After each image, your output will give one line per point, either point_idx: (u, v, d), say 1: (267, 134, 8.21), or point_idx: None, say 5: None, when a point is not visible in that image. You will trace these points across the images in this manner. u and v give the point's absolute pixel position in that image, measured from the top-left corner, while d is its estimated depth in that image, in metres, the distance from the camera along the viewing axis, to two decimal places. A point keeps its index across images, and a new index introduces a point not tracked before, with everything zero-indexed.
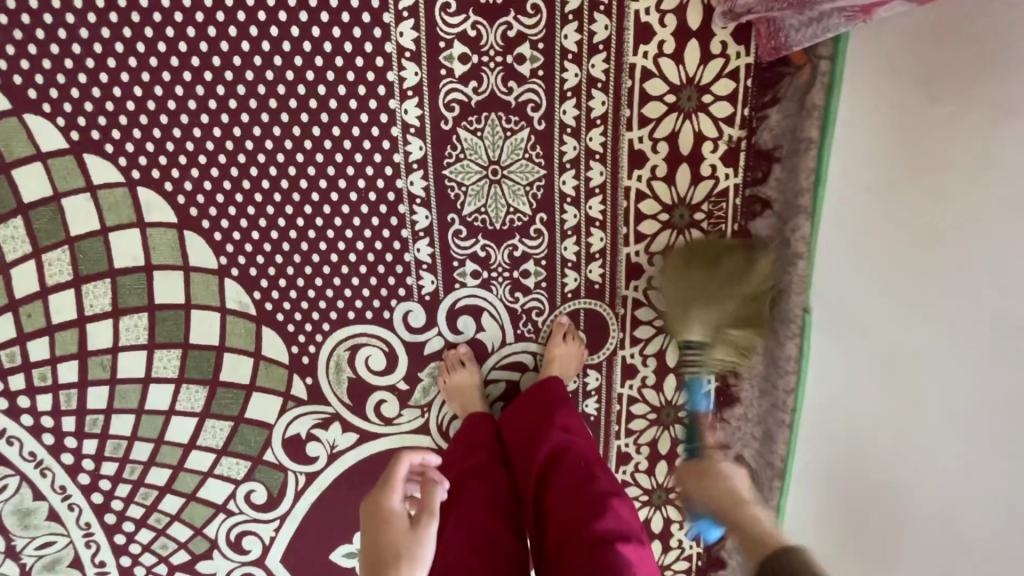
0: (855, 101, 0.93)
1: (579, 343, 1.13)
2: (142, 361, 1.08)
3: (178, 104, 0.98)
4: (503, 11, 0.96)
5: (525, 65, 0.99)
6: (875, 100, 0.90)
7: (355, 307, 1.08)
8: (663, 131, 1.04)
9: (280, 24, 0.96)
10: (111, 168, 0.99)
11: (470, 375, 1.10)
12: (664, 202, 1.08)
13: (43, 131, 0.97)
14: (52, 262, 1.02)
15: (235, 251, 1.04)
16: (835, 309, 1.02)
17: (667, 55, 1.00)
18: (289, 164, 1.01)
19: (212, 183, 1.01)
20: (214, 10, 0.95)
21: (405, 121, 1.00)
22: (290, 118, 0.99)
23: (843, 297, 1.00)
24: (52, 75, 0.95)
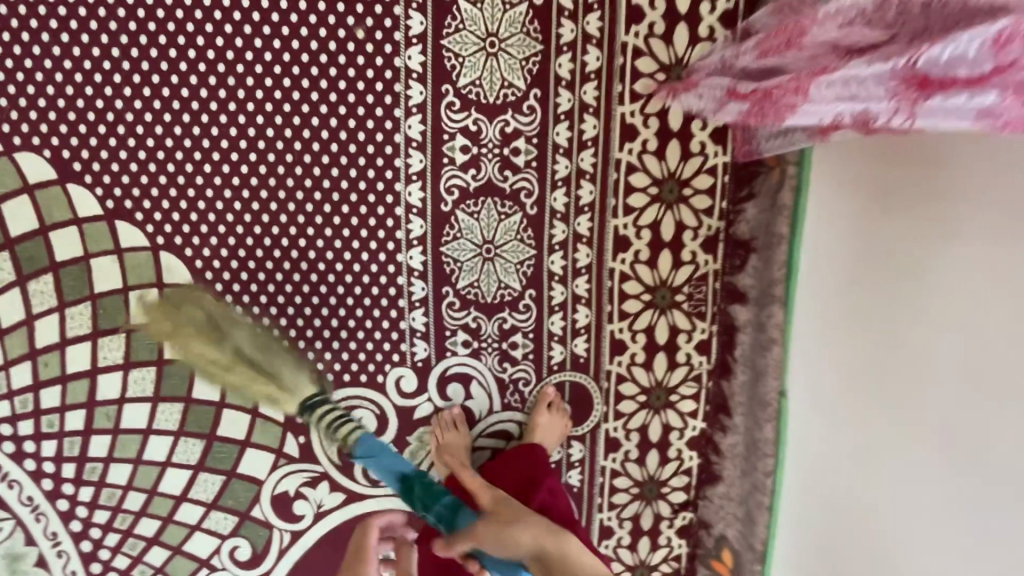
0: (823, 203, 0.99)
1: (564, 413, 1.16)
2: (146, 413, 1.13)
3: (205, 179, 1.08)
4: (502, 110, 1.07)
5: (520, 157, 1.09)
6: (840, 203, 0.96)
7: (351, 369, 1.14)
8: (646, 219, 1.13)
9: (303, 115, 1.07)
10: (139, 235, 1.08)
11: (460, 438, 1.13)
12: (646, 283, 1.15)
13: (82, 199, 1.07)
14: (73, 316, 1.10)
15: (243, 312, 1.12)
16: (809, 397, 1.04)
17: (651, 152, 1.10)
18: (300, 236, 1.10)
19: (228, 250, 1.10)
20: (245, 101, 1.06)
21: (409, 202, 1.09)
22: (304, 196, 1.09)
23: (818, 385, 1.02)
24: (96, 150, 1.06)
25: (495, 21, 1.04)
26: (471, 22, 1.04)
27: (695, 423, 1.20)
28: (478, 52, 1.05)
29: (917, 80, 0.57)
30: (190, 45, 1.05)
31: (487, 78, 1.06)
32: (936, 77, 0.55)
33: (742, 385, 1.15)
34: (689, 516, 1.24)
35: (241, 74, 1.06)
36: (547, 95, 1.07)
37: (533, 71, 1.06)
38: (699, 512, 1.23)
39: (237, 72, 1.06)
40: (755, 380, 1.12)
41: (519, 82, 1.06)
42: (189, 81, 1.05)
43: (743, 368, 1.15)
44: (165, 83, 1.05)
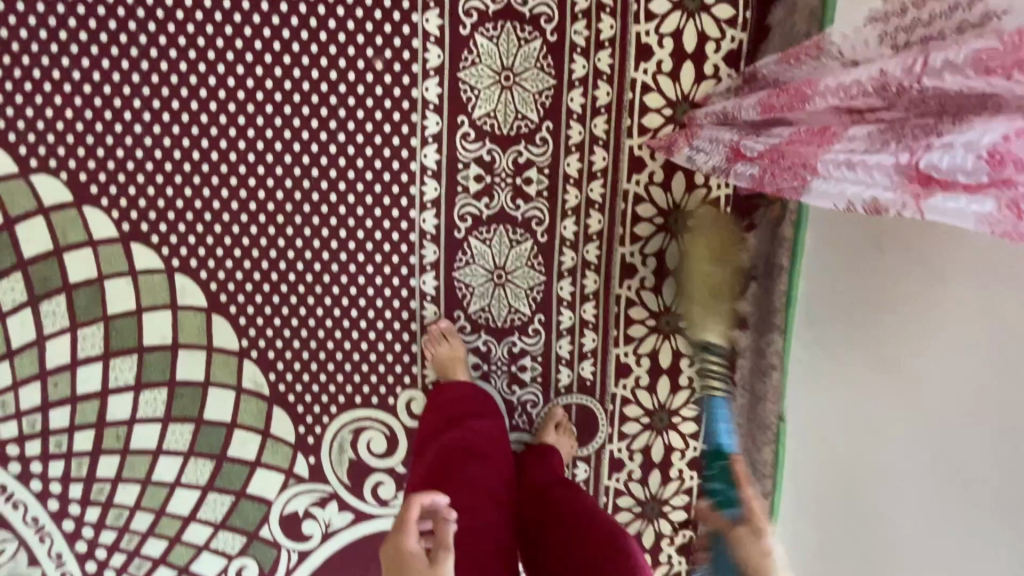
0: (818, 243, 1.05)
1: (571, 434, 1.19)
2: (156, 434, 1.14)
3: (222, 204, 1.09)
4: (515, 141, 1.10)
5: (532, 186, 1.12)
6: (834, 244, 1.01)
7: (362, 391, 1.16)
8: (652, 248, 1.17)
9: (321, 142, 1.08)
10: (153, 257, 1.09)
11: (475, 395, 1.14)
12: (651, 309, 1.19)
13: (97, 221, 1.07)
14: (85, 338, 1.10)
15: (256, 334, 1.13)
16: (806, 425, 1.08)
17: (657, 184, 1.14)
18: (315, 260, 1.11)
19: (243, 273, 1.11)
20: (264, 127, 1.08)
21: (423, 228, 1.12)
22: (319, 221, 1.10)
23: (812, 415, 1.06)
24: (114, 174, 1.06)
25: (510, 55, 1.08)
26: (487, 56, 1.07)
27: (697, 444, 1.24)
28: (493, 85, 1.08)
29: (920, 175, 0.59)
30: (209, 71, 1.06)
31: (501, 110, 1.09)
32: (937, 177, 0.57)
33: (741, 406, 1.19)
34: (689, 534, 1.26)
35: (261, 102, 1.07)
36: (559, 127, 1.11)
37: (546, 104, 1.10)
38: (700, 530, 1.25)
39: (257, 99, 1.07)
40: (755, 404, 1.17)
41: (533, 114, 1.10)
42: (208, 108, 1.06)
43: (741, 392, 1.19)
44: (184, 109, 1.06)
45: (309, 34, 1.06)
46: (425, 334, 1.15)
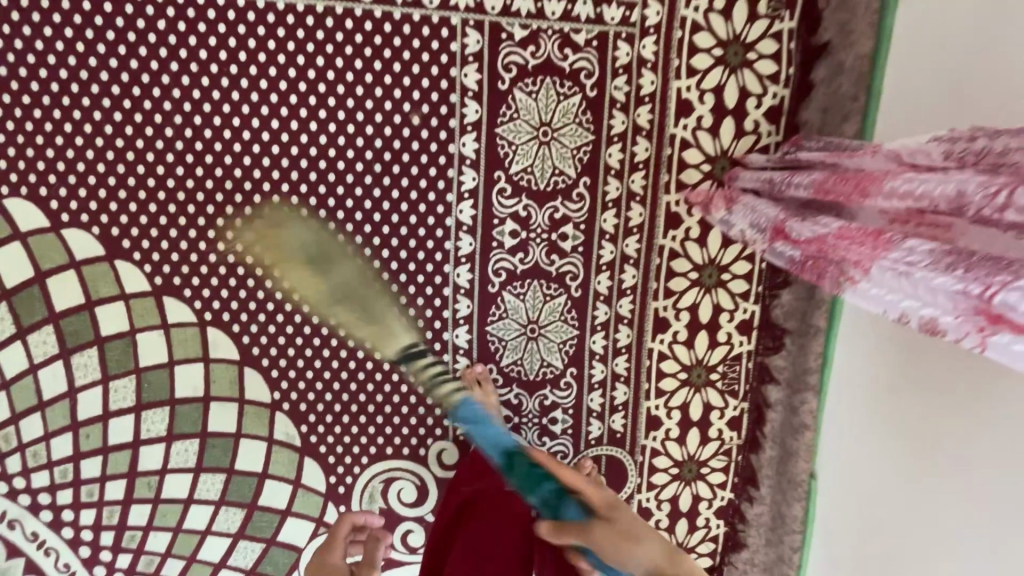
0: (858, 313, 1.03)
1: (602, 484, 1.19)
2: (187, 483, 1.14)
3: (256, 258, 1.07)
4: (552, 196, 1.09)
5: (567, 242, 1.11)
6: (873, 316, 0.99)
7: (394, 442, 1.16)
8: (685, 302, 1.16)
9: (356, 197, 1.06)
10: (186, 311, 1.08)
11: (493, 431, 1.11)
12: (682, 362, 1.18)
13: (129, 275, 1.06)
14: (117, 389, 1.09)
15: (288, 387, 1.12)
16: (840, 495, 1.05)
17: (693, 240, 1.13)
18: (349, 313, 1.11)
19: (276, 326, 1.10)
20: (298, 183, 1.05)
21: (457, 283, 1.11)
22: (354, 275, 1.09)
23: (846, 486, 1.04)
24: (146, 228, 1.05)
25: (549, 110, 1.06)
26: (525, 111, 1.06)
27: (724, 493, 1.24)
28: (531, 140, 1.07)
29: (991, 312, 0.58)
30: (244, 125, 1.03)
31: (538, 166, 1.08)
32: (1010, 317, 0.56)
33: (772, 458, 1.20)
34: None
35: (296, 156, 1.04)
36: (596, 183, 1.09)
37: (583, 159, 1.08)
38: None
39: (291, 153, 1.04)
40: (785, 459, 1.17)
41: (570, 170, 1.08)
42: (242, 162, 1.04)
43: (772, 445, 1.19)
44: (218, 163, 1.04)
45: (346, 88, 1.03)
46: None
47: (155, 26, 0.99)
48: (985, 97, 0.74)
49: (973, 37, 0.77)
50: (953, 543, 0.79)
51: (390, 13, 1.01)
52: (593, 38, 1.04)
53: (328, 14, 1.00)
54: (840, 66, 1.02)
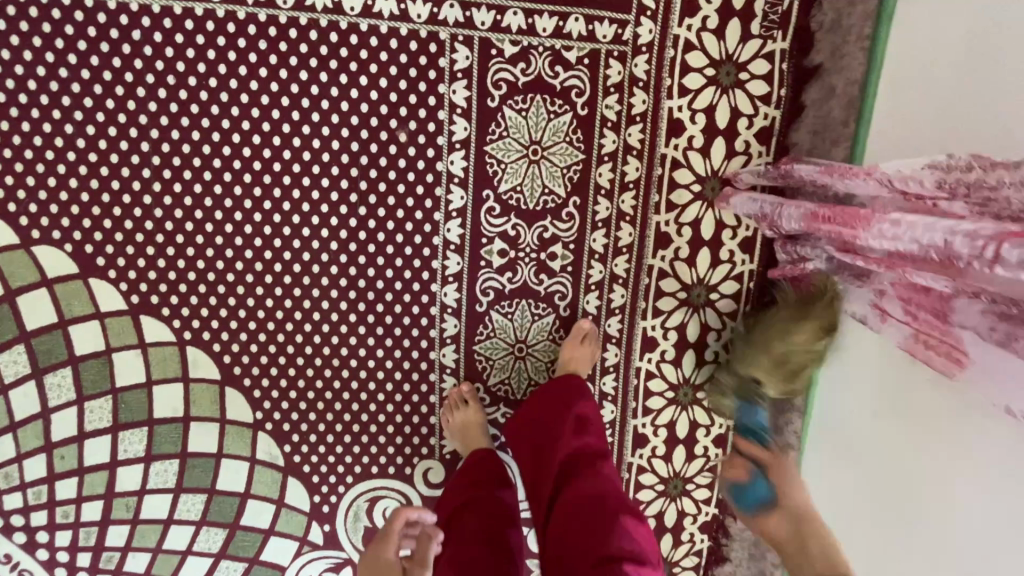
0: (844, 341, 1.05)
1: None
2: (167, 504, 1.11)
3: (236, 276, 1.04)
4: (541, 216, 1.07)
5: (556, 261, 1.10)
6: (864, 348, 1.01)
7: (379, 462, 1.14)
8: (673, 321, 1.16)
9: (340, 214, 1.04)
10: (165, 330, 1.04)
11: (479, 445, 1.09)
12: (670, 381, 1.18)
13: (104, 294, 1.02)
14: (93, 410, 1.06)
15: (271, 407, 1.10)
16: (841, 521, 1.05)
17: (682, 260, 1.13)
18: (333, 333, 1.08)
19: (258, 345, 1.07)
20: (281, 200, 1.02)
21: (444, 302, 1.09)
22: (338, 293, 1.07)
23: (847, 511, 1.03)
24: (122, 245, 1.01)
25: (539, 128, 1.04)
26: (515, 129, 1.04)
27: (709, 508, 1.25)
28: (521, 159, 1.05)
29: None
30: (224, 140, 1.00)
31: (528, 185, 1.06)
32: None
33: None
34: None
35: (278, 173, 1.01)
36: (586, 203, 1.08)
37: (573, 179, 1.07)
38: None
39: (273, 169, 1.01)
40: None
41: (560, 189, 1.07)
42: (222, 179, 1.01)
43: None
44: (197, 179, 1.00)
45: (330, 103, 1.00)
46: (443, 405, 1.13)
47: (130, 36, 0.96)
48: (982, 138, 0.74)
49: (959, 78, 0.78)
50: (937, 510, 0.85)
51: (376, 26, 0.98)
52: (585, 56, 1.02)
53: (312, 27, 0.97)
54: (830, 90, 1.02)
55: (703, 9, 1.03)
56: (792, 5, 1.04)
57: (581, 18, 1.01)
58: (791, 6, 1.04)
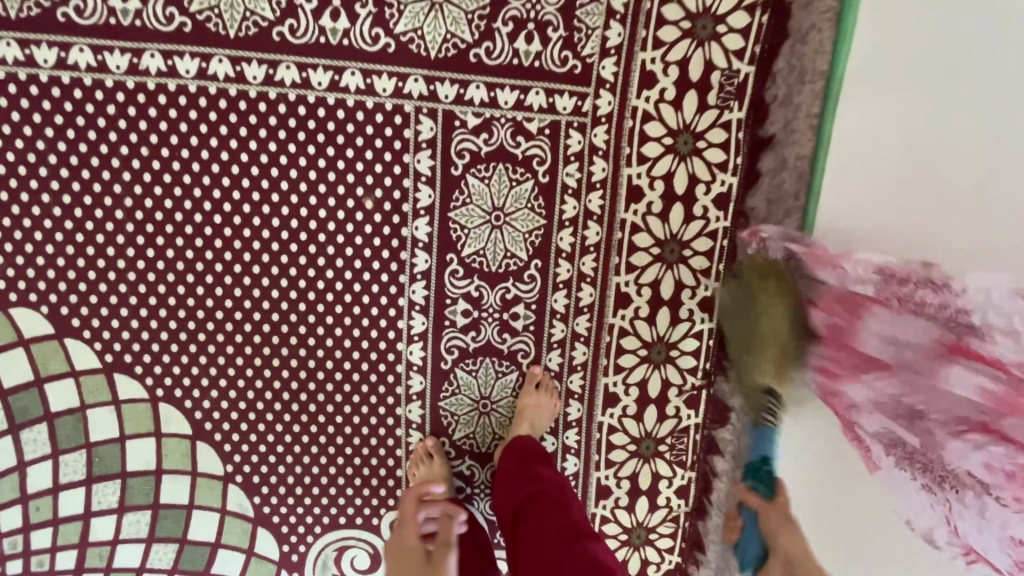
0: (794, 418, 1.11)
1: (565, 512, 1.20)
2: (139, 552, 1.14)
3: (207, 336, 1.07)
4: (503, 278, 1.11)
5: (519, 321, 1.13)
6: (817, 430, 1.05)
7: (347, 513, 1.17)
8: (635, 378, 1.18)
9: (308, 278, 1.07)
10: (138, 387, 1.08)
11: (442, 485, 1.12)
12: (632, 434, 1.21)
13: (80, 353, 1.06)
14: (68, 463, 1.09)
15: (241, 460, 1.13)
16: None
17: (642, 318, 1.16)
18: (302, 389, 1.11)
19: (229, 402, 1.10)
20: (251, 264, 1.06)
21: (410, 359, 1.12)
22: (307, 352, 1.10)
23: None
24: (96, 307, 1.04)
25: (501, 196, 1.08)
26: (478, 196, 1.07)
27: (672, 558, 1.27)
28: (484, 224, 1.08)
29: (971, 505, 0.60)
30: (195, 207, 1.03)
31: (491, 248, 1.09)
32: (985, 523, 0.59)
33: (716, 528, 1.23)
34: None
35: (248, 238, 1.05)
36: (548, 265, 1.11)
37: (535, 243, 1.10)
38: None
39: (243, 235, 1.04)
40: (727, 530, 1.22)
41: (521, 253, 1.10)
42: (194, 244, 1.04)
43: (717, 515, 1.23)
44: (170, 244, 1.04)
45: (299, 172, 1.03)
46: (409, 458, 1.16)
47: (105, 110, 0.98)
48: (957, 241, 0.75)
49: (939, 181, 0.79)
50: None
51: (343, 99, 1.02)
52: (545, 126, 1.06)
53: (281, 100, 1.01)
54: (783, 162, 1.05)
55: (660, 81, 1.07)
56: (747, 79, 1.07)
57: (542, 91, 1.05)
58: (747, 79, 1.07)
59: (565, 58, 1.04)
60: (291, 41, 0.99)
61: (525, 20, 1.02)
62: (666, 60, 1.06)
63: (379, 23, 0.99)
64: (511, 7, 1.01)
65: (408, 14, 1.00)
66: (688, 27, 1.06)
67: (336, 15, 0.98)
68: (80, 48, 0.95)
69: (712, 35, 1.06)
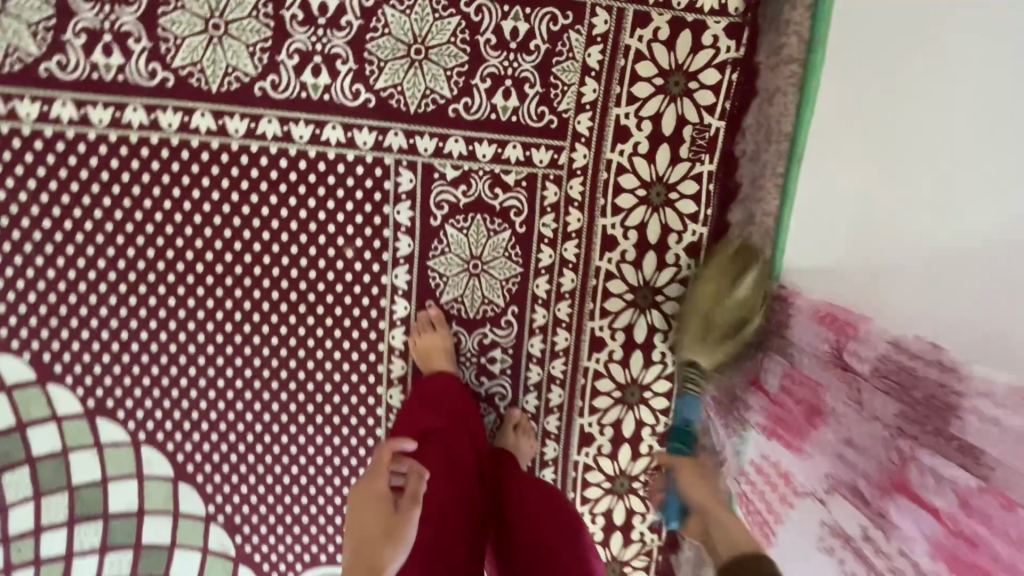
0: None
1: (527, 437, 1.16)
2: None
3: (189, 380, 1.09)
4: (481, 323, 1.14)
5: (496, 364, 1.16)
6: None
7: (327, 550, 1.19)
8: (610, 418, 1.22)
9: (290, 324, 1.09)
10: (120, 431, 1.09)
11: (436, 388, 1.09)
12: (607, 472, 1.24)
13: (62, 399, 1.07)
14: (50, 505, 1.10)
15: (223, 500, 1.15)
16: None
17: (616, 361, 1.19)
18: (282, 432, 1.13)
19: (210, 444, 1.12)
20: (233, 310, 1.07)
21: (390, 403, 1.15)
22: (288, 396, 1.12)
23: None
24: (78, 353, 1.05)
25: (479, 245, 1.11)
26: (456, 246, 1.10)
27: None
28: (462, 272, 1.11)
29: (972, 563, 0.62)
30: (177, 256, 1.04)
31: (469, 295, 1.13)
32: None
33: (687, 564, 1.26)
34: None
35: (230, 286, 1.07)
36: (524, 311, 1.14)
37: (512, 290, 1.13)
38: None
39: (225, 283, 1.06)
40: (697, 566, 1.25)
41: (498, 299, 1.13)
42: (176, 291, 1.06)
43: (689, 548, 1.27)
44: (152, 292, 1.05)
45: (280, 223, 1.05)
46: None
47: (88, 162, 0.99)
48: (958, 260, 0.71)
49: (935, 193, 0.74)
50: None
51: (324, 152, 1.04)
52: (522, 179, 1.09)
53: (263, 153, 1.02)
54: (751, 215, 1.10)
55: (634, 135, 1.10)
56: (718, 132, 1.11)
57: (519, 145, 1.07)
58: (717, 133, 1.11)
59: (541, 113, 1.07)
60: (273, 96, 1.01)
61: (502, 77, 1.05)
62: (639, 115, 1.10)
63: (360, 79, 1.02)
64: (489, 64, 1.04)
65: (388, 70, 1.02)
66: (661, 83, 1.09)
67: (317, 70, 1.00)
68: (62, 102, 0.96)
69: (684, 91, 1.09)
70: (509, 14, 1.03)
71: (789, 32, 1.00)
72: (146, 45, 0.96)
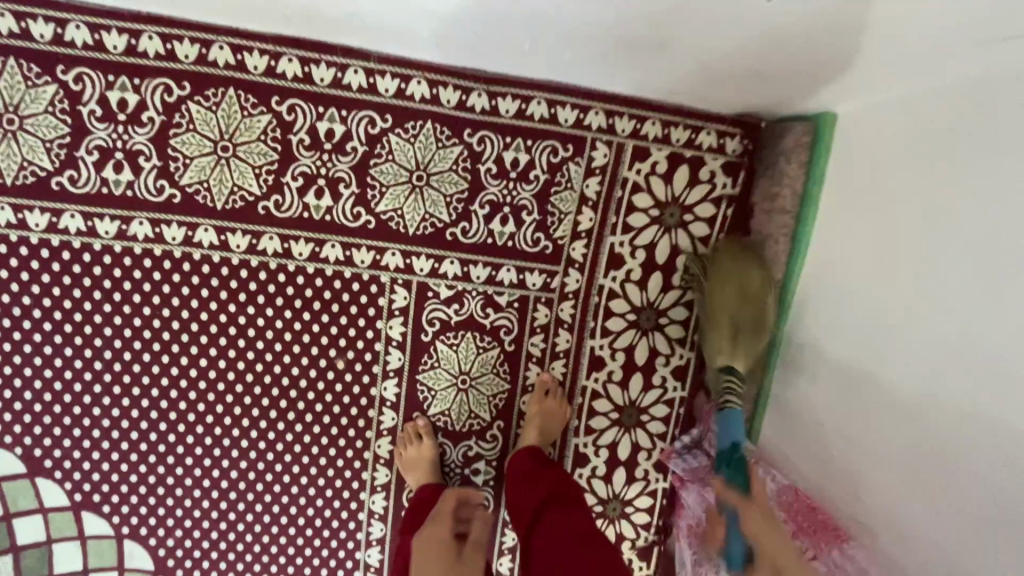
0: None
1: (558, 402, 1.13)
2: None
3: (176, 479, 1.10)
4: (466, 435, 1.15)
5: (479, 475, 1.17)
6: None
7: None
8: None
9: (278, 430, 1.11)
10: (104, 525, 1.10)
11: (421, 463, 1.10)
12: None
13: (50, 492, 1.08)
14: None
15: None
16: None
17: (599, 477, 1.20)
18: (264, 531, 1.14)
19: (192, 540, 1.13)
20: (223, 414, 1.09)
21: (372, 508, 1.16)
22: (271, 497, 1.13)
23: None
24: (69, 449, 1.07)
25: (468, 361, 1.12)
26: (446, 361, 1.12)
27: None
28: (450, 386, 1.13)
29: None
30: (173, 361, 1.06)
31: (456, 408, 1.14)
32: None
33: None
34: None
35: (221, 391, 1.08)
36: (510, 425, 1.15)
37: (499, 406, 1.14)
38: None
39: (218, 388, 1.08)
40: None
41: (485, 414, 1.14)
42: (169, 394, 1.07)
43: None
44: (145, 394, 1.07)
45: (275, 333, 1.07)
46: None
47: (91, 270, 1.02)
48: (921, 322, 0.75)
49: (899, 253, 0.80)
50: None
51: (322, 269, 1.06)
52: (514, 300, 1.11)
53: (262, 267, 1.05)
54: None
55: (627, 263, 1.12)
56: None
57: (513, 268, 1.10)
58: None
59: (537, 239, 1.09)
60: (275, 215, 1.03)
61: (501, 204, 1.07)
62: (633, 243, 1.11)
63: (361, 202, 1.04)
64: (488, 191, 1.06)
65: (389, 195, 1.05)
66: (656, 214, 1.11)
67: (321, 192, 1.03)
68: (72, 214, 0.99)
69: (679, 223, 1.11)
70: (510, 145, 1.05)
71: (783, 182, 1.03)
72: (156, 163, 0.99)
